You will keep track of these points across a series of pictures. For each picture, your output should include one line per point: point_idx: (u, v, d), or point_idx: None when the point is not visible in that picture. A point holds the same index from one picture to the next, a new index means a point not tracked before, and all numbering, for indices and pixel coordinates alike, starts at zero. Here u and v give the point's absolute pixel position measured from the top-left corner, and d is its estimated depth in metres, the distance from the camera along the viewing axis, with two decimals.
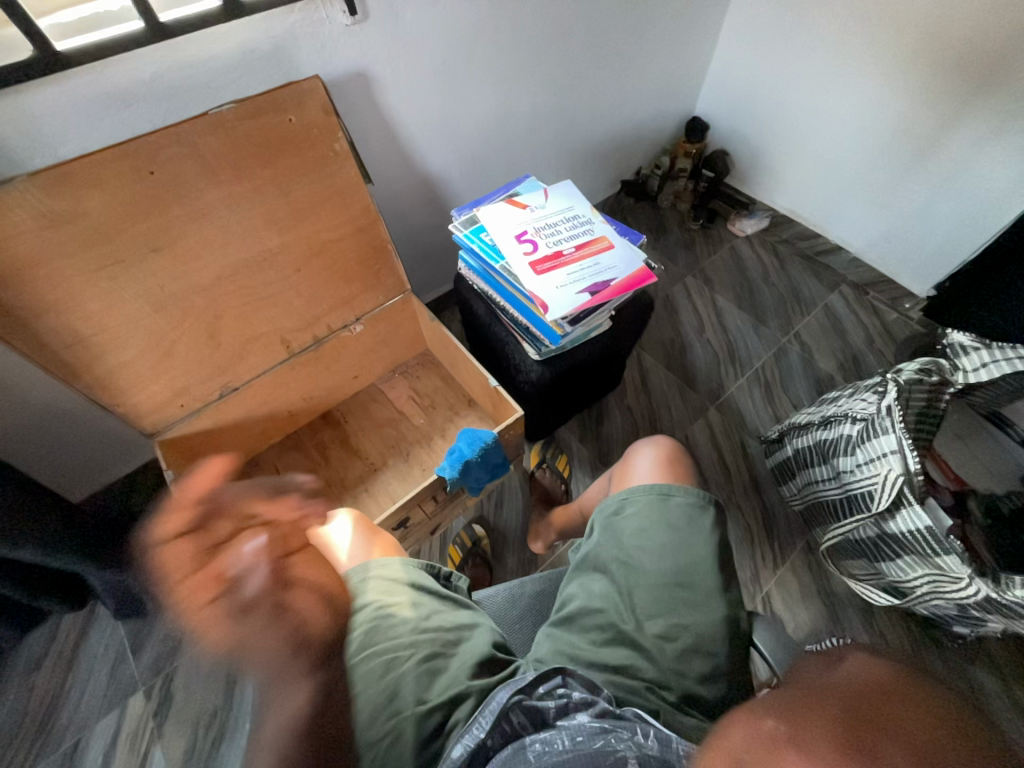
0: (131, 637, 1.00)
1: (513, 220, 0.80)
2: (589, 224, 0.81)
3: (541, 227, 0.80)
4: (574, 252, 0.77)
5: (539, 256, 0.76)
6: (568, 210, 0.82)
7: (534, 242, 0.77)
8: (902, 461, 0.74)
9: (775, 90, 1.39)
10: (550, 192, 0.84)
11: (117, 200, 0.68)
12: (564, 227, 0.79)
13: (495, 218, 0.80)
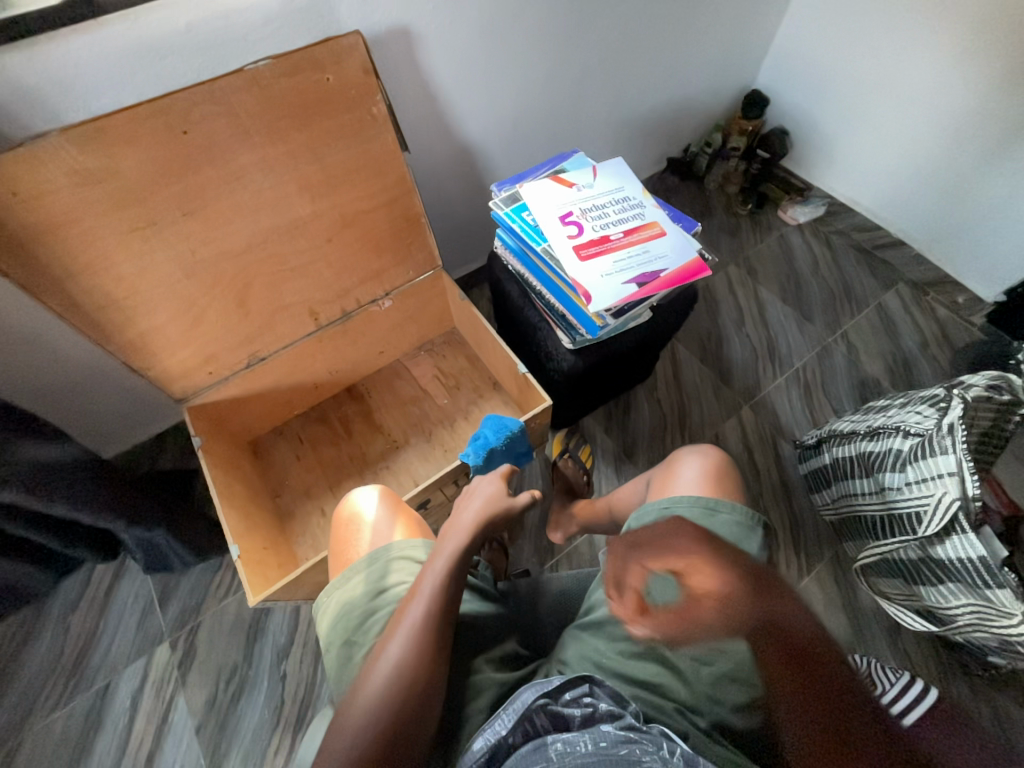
0: (158, 589, 1.04)
1: (559, 199, 0.75)
2: (639, 208, 0.75)
3: (587, 209, 0.74)
4: (621, 239, 0.72)
5: (584, 241, 0.71)
6: (617, 192, 0.76)
7: (579, 225, 0.72)
8: (959, 485, 0.69)
9: (849, 64, 1.26)
10: (599, 170, 0.78)
11: (151, 159, 0.65)
12: (612, 210, 0.74)
13: (539, 196, 0.75)
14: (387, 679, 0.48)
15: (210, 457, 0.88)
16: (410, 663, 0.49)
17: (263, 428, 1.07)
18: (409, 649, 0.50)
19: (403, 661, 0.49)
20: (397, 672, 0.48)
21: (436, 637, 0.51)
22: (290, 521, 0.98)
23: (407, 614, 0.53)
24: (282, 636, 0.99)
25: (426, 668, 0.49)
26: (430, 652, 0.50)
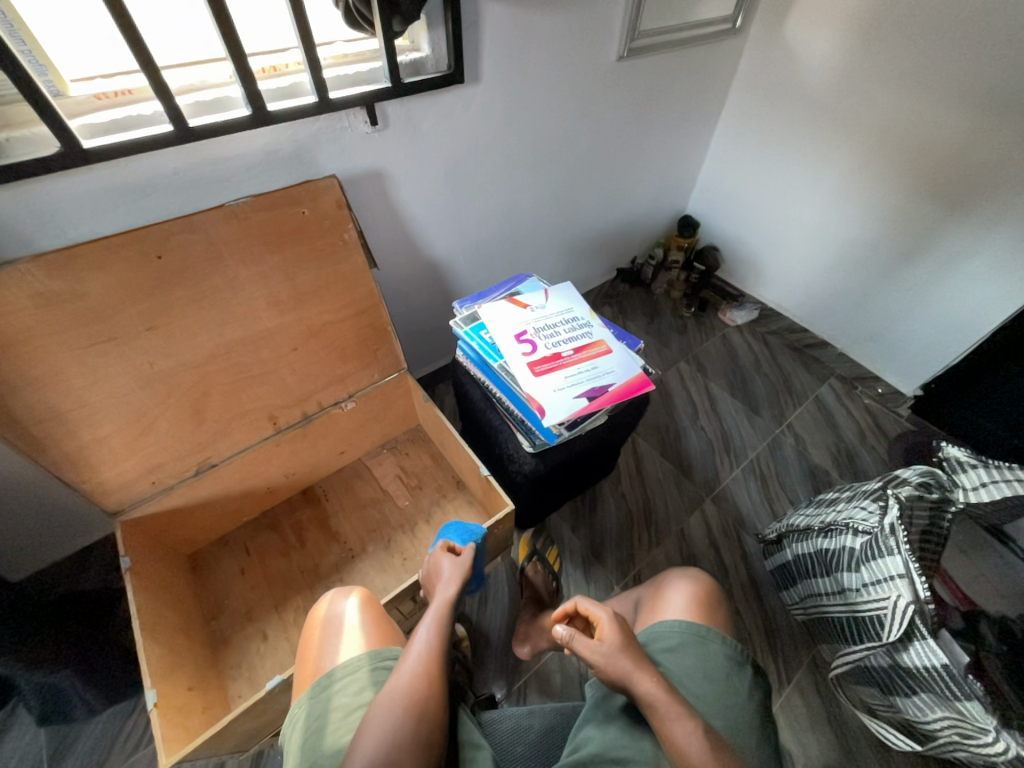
0: (51, 746, 0.87)
1: (514, 319, 0.81)
2: (587, 327, 0.82)
3: (541, 327, 0.81)
4: (572, 354, 0.78)
5: (537, 357, 0.76)
6: (568, 313, 0.84)
7: (532, 343, 0.78)
8: (912, 588, 0.69)
9: (760, 199, 1.50)
10: (551, 292, 0.87)
11: (120, 281, 0.68)
12: (563, 329, 0.80)
13: (496, 315, 0.81)
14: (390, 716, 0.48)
15: (139, 579, 0.79)
16: (414, 697, 0.51)
17: (207, 539, 0.99)
18: (412, 686, 0.52)
19: (406, 696, 0.50)
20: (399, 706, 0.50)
21: (434, 677, 0.54)
22: (225, 649, 0.88)
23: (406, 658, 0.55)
24: None
25: (427, 707, 0.50)
26: (431, 693, 0.52)
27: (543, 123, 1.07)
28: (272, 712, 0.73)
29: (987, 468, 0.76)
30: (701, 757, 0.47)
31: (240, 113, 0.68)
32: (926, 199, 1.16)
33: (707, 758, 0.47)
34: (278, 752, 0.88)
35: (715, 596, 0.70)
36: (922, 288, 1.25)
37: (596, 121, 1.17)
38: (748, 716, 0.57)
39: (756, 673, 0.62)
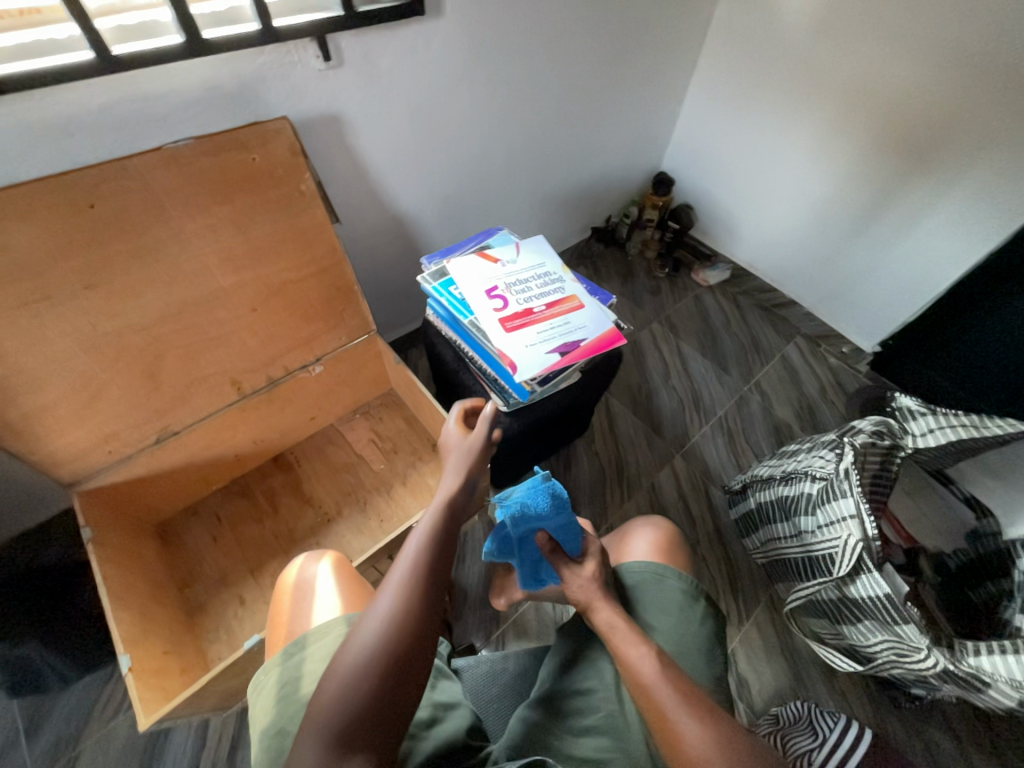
0: (26, 717, 0.87)
1: (485, 273, 0.80)
2: (559, 283, 0.81)
3: (512, 283, 0.79)
4: (544, 311, 0.77)
5: (508, 312, 0.75)
6: (540, 267, 0.82)
7: (504, 298, 0.76)
8: (861, 526, 0.75)
9: (736, 154, 1.48)
10: (520, 246, 0.85)
11: (49, 234, 0.62)
12: (535, 284, 0.79)
13: (468, 270, 0.79)
14: (376, 632, 0.42)
15: (103, 550, 0.77)
16: (406, 614, 0.44)
17: (174, 508, 0.97)
18: (402, 594, 0.45)
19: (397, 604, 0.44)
20: (386, 622, 0.43)
21: (426, 583, 0.46)
22: (200, 615, 0.88)
23: (397, 565, 0.47)
24: (185, 759, 0.85)
25: (420, 619, 0.44)
26: (420, 610, 0.44)
27: (513, 65, 1.00)
28: (252, 670, 0.74)
29: (936, 415, 0.80)
30: (653, 675, 0.50)
31: (173, 40, 0.61)
32: (894, 154, 1.17)
33: (659, 676, 0.49)
34: None
35: (673, 537, 0.74)
36: (886, 245, 1.28)
37: (569, 65, 1.11)
38: (705, 644, 0.61)
39: (709, 605, 0.66)
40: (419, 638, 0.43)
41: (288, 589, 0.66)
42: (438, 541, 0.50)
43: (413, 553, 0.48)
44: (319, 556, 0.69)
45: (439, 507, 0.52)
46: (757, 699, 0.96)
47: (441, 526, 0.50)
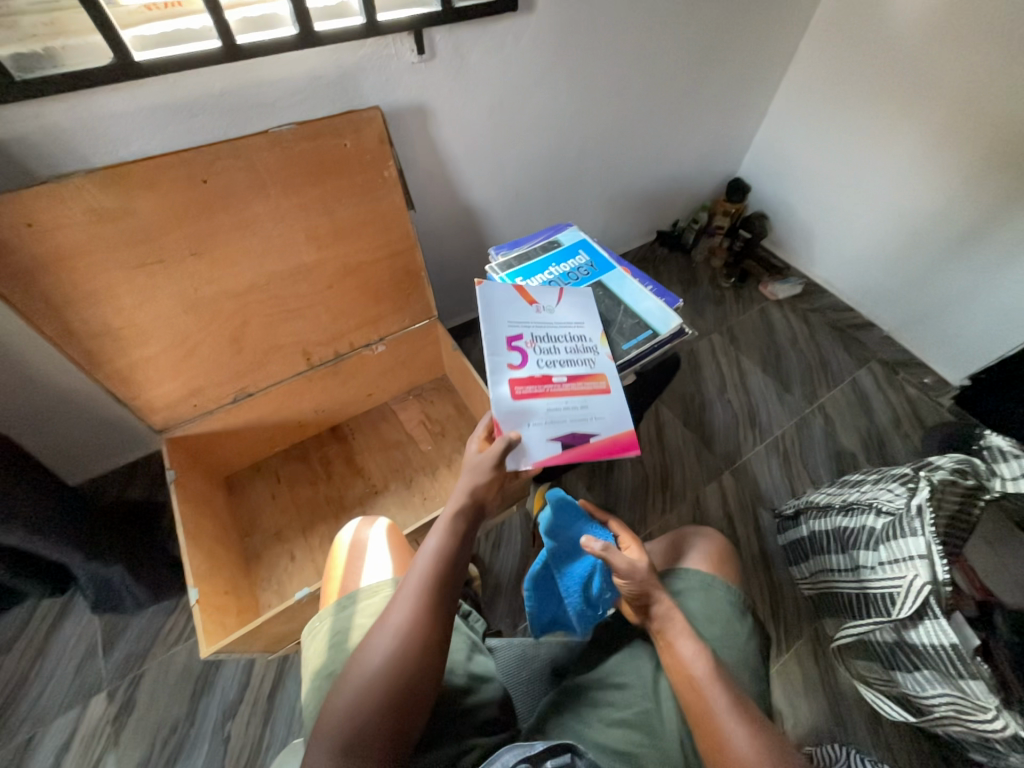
0: (104, 631, 0.98)
1: (514, 317, 0.72)
2: (592, 353, 0.72)
3: (539, 339, 0.71)
4: (563, 383, 0.68)
5: (524, 374, 0.68)
6: (575, 328, 0.73)
7: (523, 356, 0.69)
8: (930, 568, 0.69)
9: (821, 163, 1.40)
10: (563, 295, 0.75)
11: (167, 204, 0.69)
12: (563, 349, 0.71)
13: (498, 303, 0.72)
14: (390, 645, 0.48)
15: (183, 491, 0.86)
16: (411, 629, 0.49)
17: (242, 464, 1.05)
18: (410, 617, 0.50)
19: (405, 627, 0.49)
20: (392, 640, 0.48)
21: (432, 605, 0.51)
22: (256, 564, 0.95)
23: (407, 581, 0.53)
24: (231, 692, 0.93)
25: (426, 633, 0.49)
26: (426, 627, 0.50)
27: (596, 63, 1.00)
28: (299, 620, 0.79)
29: None
30: (705, 674, 0.50)
31: (288, 32, 0.66)
32: (1008, 170, 1.06)
33: (710, 674, 0.50)
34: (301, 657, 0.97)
35: (719, 547, 0.71)
36: (987, 270, 1.16)
37: (652, 65, 1.09)
38: (747, 661, 0.59)
39: (754, 623, 0.64)
40: (422, 655, 0.48)
41: (343, 549, 0.70)
42: (445, 555, 0.54)
43: (421, 566, 0.53)
44: (375, 522, 0.72)
45: (447, 520, 0.57)
46: (791, 735, 0.91)
47: (448, 542, 0.55)
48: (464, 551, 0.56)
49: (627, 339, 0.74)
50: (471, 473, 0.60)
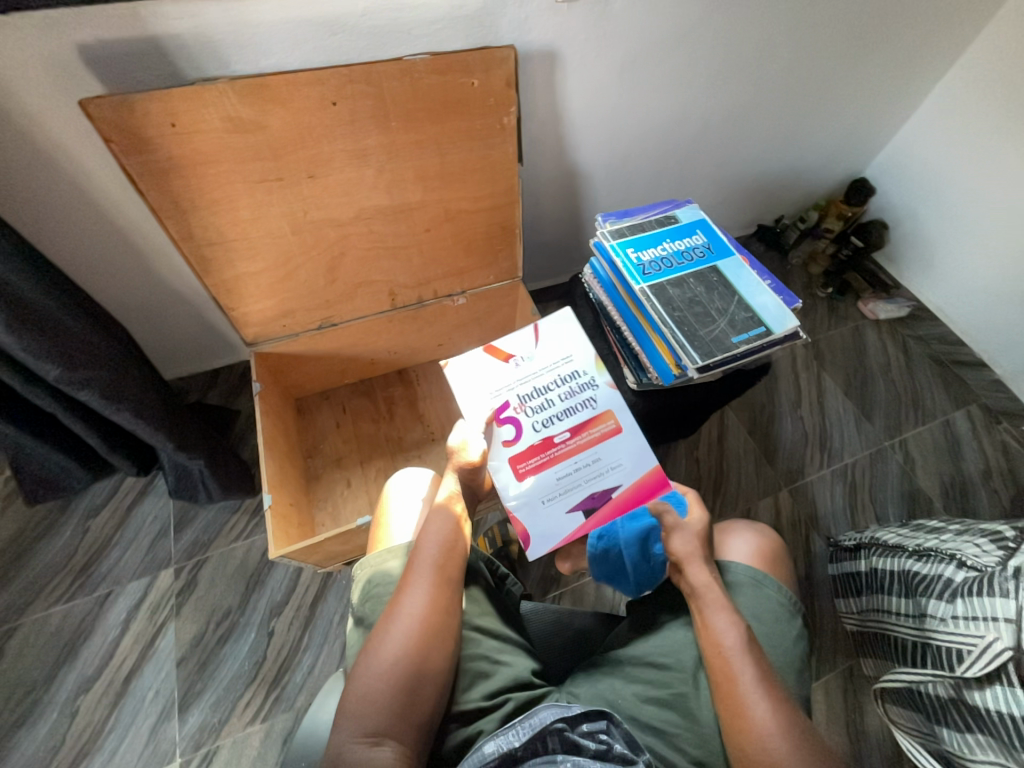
0: (176, 516, 1.08)
1: (496, 384, 0.73)
2: (591, 391, 0.73)
3: (528, 397, 0.72)
4: (566, 444, 0.71)
5: (518, 446, 0.70)
6: (562, 366, 0.74)
7: (516, 428, 0.70)
8: (1016, 634, 0.64)
9: (968, 177, 1.23)
10: (535, 332, 0.74)
11: (296, 122, 0.70)
12: (557, 402, 0.72)
13: (474, 379, 0.73)
14: (403, 629, 0.53)
15: (264, 404, 0.92)
16: (427, 613, 0.54)
17: (313, 389, 1.10)
18: (419, 601, 0.54)
19: (414, 612, 0.54)
20: (407, 626, 0.53)
21: (438, 585, 0.56)
22: (315, 483, 1.01)
23: (414, 568, 0.57)
24: (279, 594, 1.01)
25: (436, 614, 0.54)
26: (434, 608, 0.55)
27: (743, 26, 0.90)
28: (352, 544, 0.84)
29: None
30: (734, 644, 0.53)
31: None
32: None
33: (741, 647, 0.53)
34: (343, 577, 1.03)
35: (781, 554, 0.68)
36: None
37: (805, 36, 0.97)
38: (799, 682, 0.58)
39: (803, 627, 0.62)
40: (434, 638, 0.53)
41: (394, 496, 0.74)
42: (447, 543, 0.59)
43: (425, 554, 0.58)
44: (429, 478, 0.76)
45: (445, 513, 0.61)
46: None
47: (450, 529, 0.60)
48: (462, 536, 0.61)
49: (737, 333, 0.69)
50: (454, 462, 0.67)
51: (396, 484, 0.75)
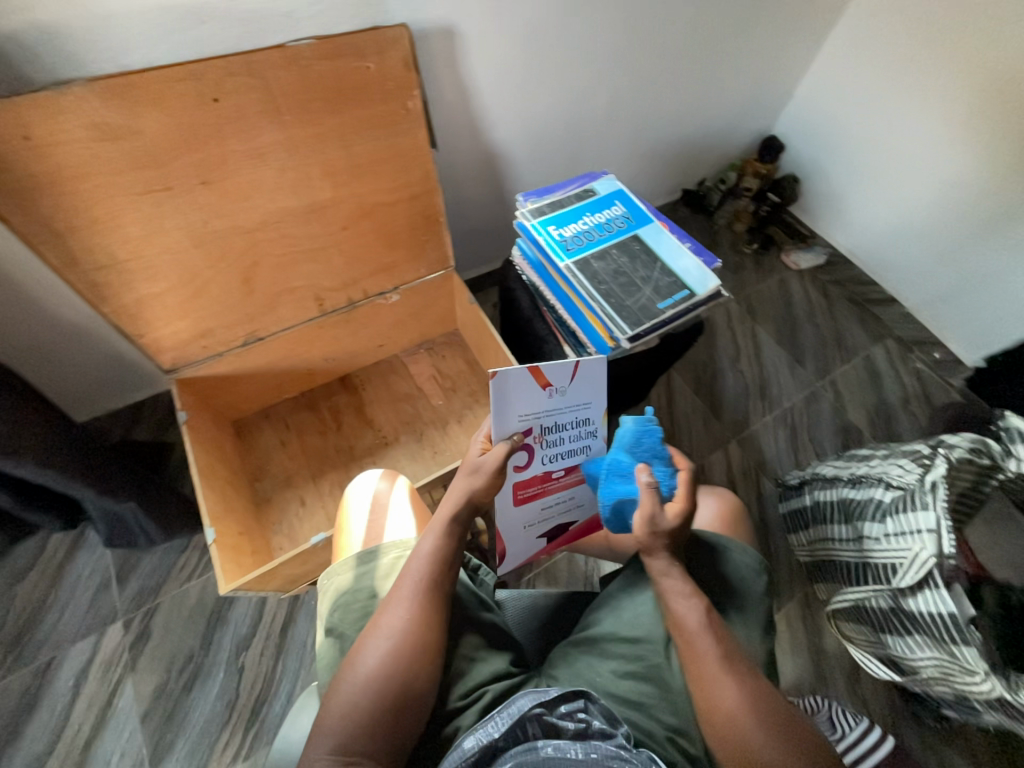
0: (117, 566, 1.00)
1: (526, 409, 0.65)
2: (592, 436, 0.71)
3: (549, 429, 0.67)
4: (560, 476, 0.71)
5: (526, 475, 0.68)
6: (588, 405, 0.69)
7: (529, 457, 0.67)
8: (937, 542, 0.71)
9: (863, 126, 1.30)
10: (579, 372, 0.64)
11: (175, 124, 0.64)
12: (569, 438, 0.69)
13: (509, 399, 0.63)
14: (385, 644, 0.51)
15: (194, 433, 0.85)
16: (410, 630, 0.52)
17: (250, 409, 1.04)
18: (403, 617, 0.53)
19: (397, 629, 0.52)
20: (389, 643, 0.51)
21: (428, 603, 0.54)
22: (266, 507, 0.96)
23: (401, 582, 0.55)
24: (244, 627, 0.96)
25: (421, 632, 0.52)
26: (419, 626, 0.52)
27: None
28: (313, 564, 0.81)
29: None
30: (694, 626, 0.52)
31: None
32: None
33: (702, 627, 0.52)
34: (311, 597, 1.00)
35: (740, 513, 0.72)
36: None
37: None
38: (759, 624, 0.61)
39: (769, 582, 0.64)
40: (416, 656, 0.51)
41: (351, 501, 0.72)
42: (438, 560, 0.57)
43: (413, 568, 0.56)
44: (389, 476, 0.74)
45: (440, 527, 0.58)
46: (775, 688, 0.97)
47: (444, 545, 0.57)
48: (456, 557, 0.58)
49: (663, 298, 0.71)
50: (467, 477, 0.61)
51: (354, 487, 0.73)
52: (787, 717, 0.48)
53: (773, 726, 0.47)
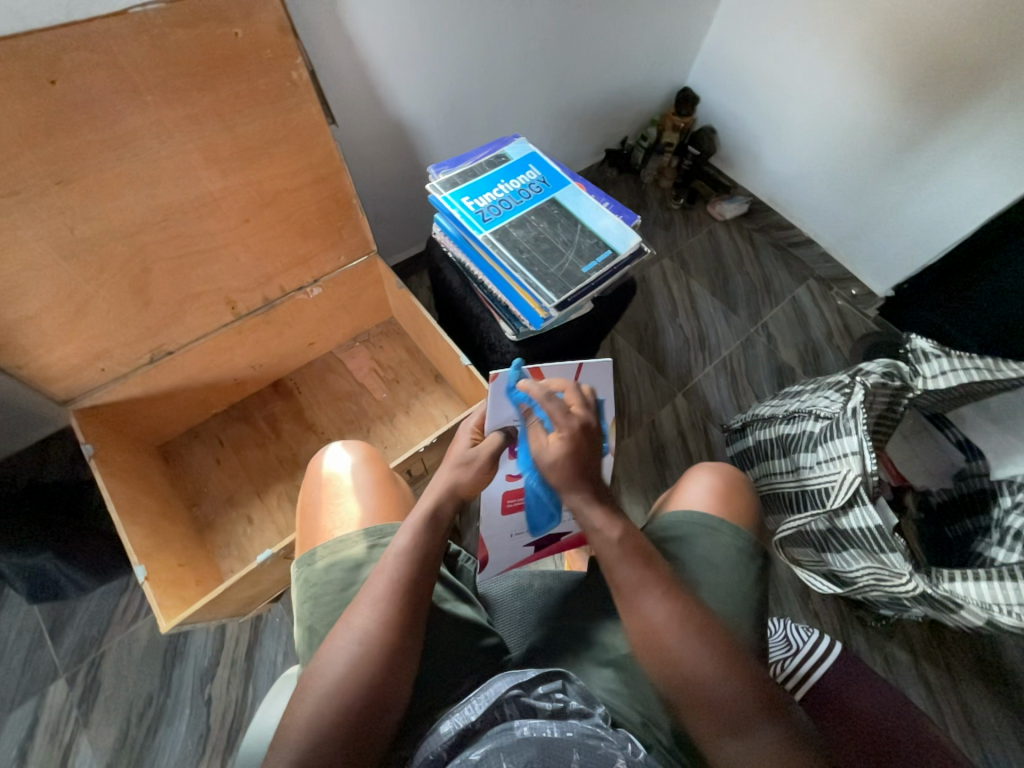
0: (49, 619, 0.91)
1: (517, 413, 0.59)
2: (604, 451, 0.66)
3: None
4: None
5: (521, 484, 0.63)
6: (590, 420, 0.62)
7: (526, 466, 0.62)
8: (861, 462, 0.76)
9: (769, 70, 1.32)
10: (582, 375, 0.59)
11: (6, 115, 0.54)
12: None
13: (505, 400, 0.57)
14: (353, 648, 0.47)
15: (107, 467, 0.77)
16: (380, 634, 0.48)
17: (175, 430, 0.96)
18: (373, 620, 0.48)
19: (365, 634, 0.47)
20: (359, 645, 0.47)
21: (402, 605, 0.49)
22: (210, 531, 0.90)
23: (374, 579, 0.51)
24: (205, 659, 0.91)
25: (394, 634, 0.48)
26: (392, 629, 0.48)
27: None
28: (267, 582, 0.77)
29: (949, 357, 0.80)
30: (611, 555, 0.50)
31: None
32: (938, 75, 1.06)
33: (625, 553, 0.50)
34: (275, 615, 0.96)
35: (737, 487, 0.68)
36: (922, 180, 1.19)
37: None
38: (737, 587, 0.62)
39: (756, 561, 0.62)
40: (388, 660, 0.47)
41: (312, 484, 0.68)
42: (414, 555, 0.52)
43: (387, 566, 0.51)
44: (344, 451, 0.70)
45: (418, 522, 0.53)
46: None
47: (423, 540, 0.53)
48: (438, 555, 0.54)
49: (587, 262, 0.70)
50: (455, 468, 0.57)
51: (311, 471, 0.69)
52: (711, 623, 0.48)
53: (700, 632, 0.47)
